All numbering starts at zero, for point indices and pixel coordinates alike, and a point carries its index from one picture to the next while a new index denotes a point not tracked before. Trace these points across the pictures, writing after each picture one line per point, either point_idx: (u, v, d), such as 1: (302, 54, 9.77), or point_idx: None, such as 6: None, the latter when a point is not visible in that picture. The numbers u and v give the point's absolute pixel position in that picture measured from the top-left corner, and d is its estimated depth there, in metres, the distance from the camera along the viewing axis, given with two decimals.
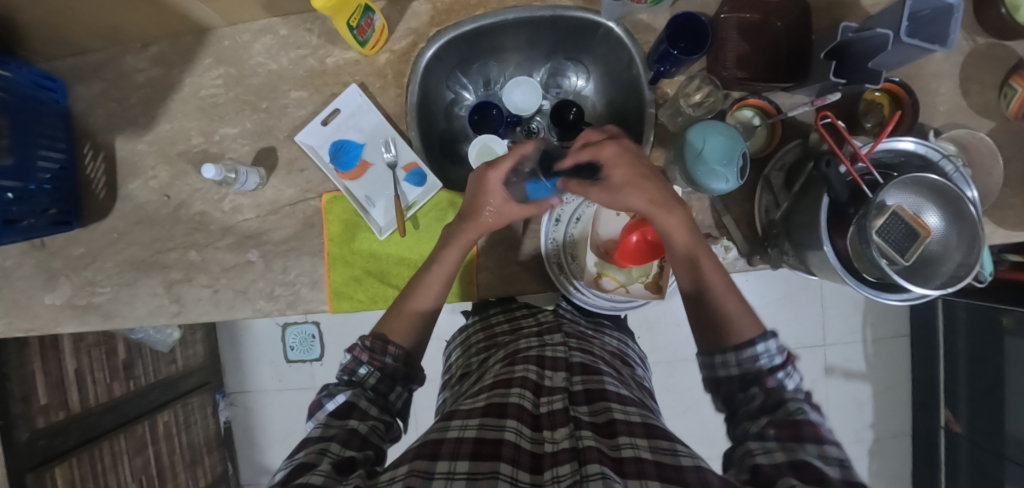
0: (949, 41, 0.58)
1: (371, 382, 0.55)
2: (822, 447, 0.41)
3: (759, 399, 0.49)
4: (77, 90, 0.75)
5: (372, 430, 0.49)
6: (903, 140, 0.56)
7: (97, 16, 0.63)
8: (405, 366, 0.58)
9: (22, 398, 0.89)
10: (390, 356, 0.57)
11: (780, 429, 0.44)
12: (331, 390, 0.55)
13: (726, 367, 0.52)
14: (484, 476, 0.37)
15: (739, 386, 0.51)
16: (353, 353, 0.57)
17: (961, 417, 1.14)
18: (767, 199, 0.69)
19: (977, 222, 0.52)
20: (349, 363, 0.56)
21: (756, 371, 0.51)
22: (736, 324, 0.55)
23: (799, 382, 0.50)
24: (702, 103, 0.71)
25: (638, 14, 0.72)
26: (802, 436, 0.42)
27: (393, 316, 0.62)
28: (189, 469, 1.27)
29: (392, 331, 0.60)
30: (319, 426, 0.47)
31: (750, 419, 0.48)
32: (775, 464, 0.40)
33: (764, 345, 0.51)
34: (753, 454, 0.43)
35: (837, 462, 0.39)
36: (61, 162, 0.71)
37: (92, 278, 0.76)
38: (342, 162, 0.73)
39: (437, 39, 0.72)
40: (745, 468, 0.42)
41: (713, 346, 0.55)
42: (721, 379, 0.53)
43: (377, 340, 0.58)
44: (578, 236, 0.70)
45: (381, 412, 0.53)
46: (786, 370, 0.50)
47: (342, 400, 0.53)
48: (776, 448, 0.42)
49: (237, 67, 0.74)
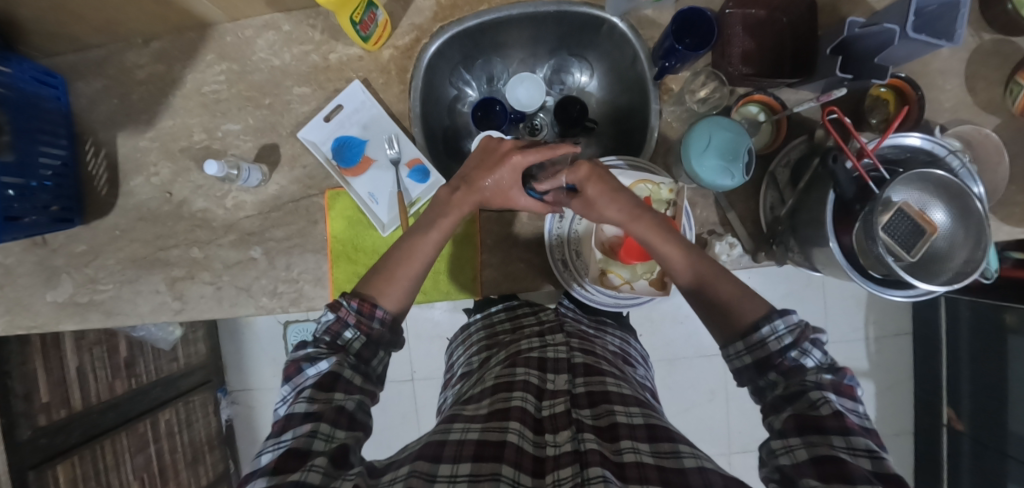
0: (956, 36, 0.57)
1: (356, 347, 0.53)
2: (848, 438, 0.41)
3: (781, 385, 0.49)
4: (78, 86, 0.75)
5: (360, 406, 0.48)
6: (909, 136, 0.56)
7: (99, 11, 0.63)
8: (390, 333, 0.56)
9: (24, 396, 0.89)
10: (378, 321, 0.55)
11: (800, 421, 0.44)
12: (310, 355, 0.50)
13: (739, 356, 0.53)
14: (486, 477, 0.36)
15: (757, 374, 0.51)
16: (336, 312, 0.53)
17: (963, 415, 1.14)
18: (772, 195, 0.69)
19: (984, 218, 0.51)
20: (333, 324, 0.52)
21: (767, 356, 0.50)
22: (741, 308, 0.54)
23: (822, 358, 0.49)
24: (708, 98, 0.71)
25: (643, 10, 0.71)
26: (825, 428, 0.42)
27: (382, 280, 0.57)
28: (191, 468, 1.27)
29: (382, 296, 0.56)
30: (304, 400, 0.45)
31: (772, 411, 0.48)
32: (796, 464, 0.42)
33: (770, 327, 0.51)
34: (776, 451, 0.44)
35: (866, 454, 0.40)
36: (62, 158, 0.71)
37: (94, 275, 0.75)
38: (345, 158, 0.72)
39: (441, 35, 0.72)
40: (773, 467, 0.44)
41: (723, 336, 0.55)
42: (741, 370, 0.53)
43: (366, 302, 0.54)
44: (582, 232, 0.69)
45: (365, 381, 0.51)
46: (801, 349, 0.49)
47: (325, 368, 0.49)
48: (798, 444, 0.43)
49: (240, 63, 0.74)
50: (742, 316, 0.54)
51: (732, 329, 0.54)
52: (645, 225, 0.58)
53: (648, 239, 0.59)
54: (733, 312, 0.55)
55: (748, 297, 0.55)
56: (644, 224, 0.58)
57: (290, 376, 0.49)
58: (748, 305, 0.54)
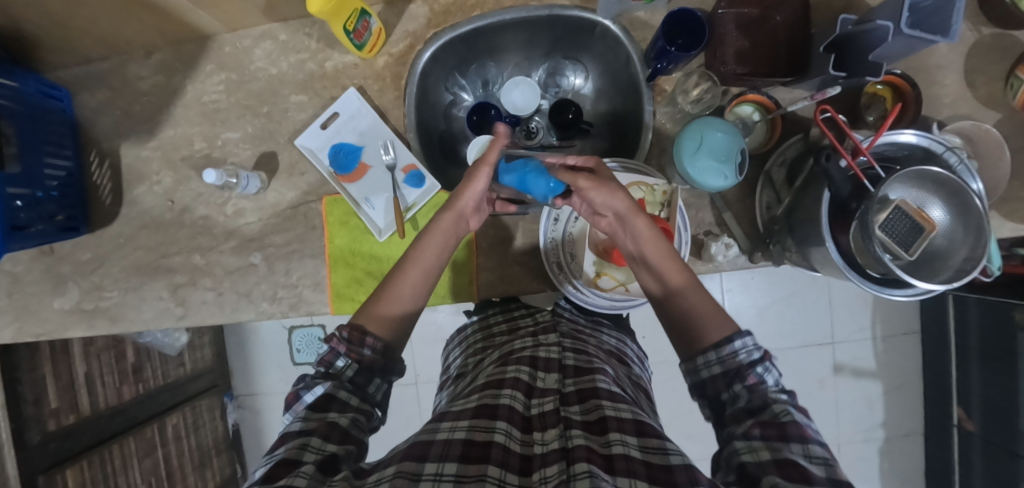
0: (953, 31, 0.56)
1: (349, 374, 0.52)
2: (807, 446, 0.40)
3: (744, 398, 0.47)
4: (83, 98, 0.76)
5: (353, 423, 0.47)
6: (904, 133, 0.55)
7: (102, 25, 0.65)
8: (383, 358, 0.55)
9: (32, 401, 0.91)
10: (369, 348, 0.54)
11: (765, 429, 0.42)
12: (307, 382, 0.51)
13: (708, 366, 0.51)
14: (472, 478, 0.36)
15: (723, 386, 0.50)
16: (329, 344, 0.53)
17: (974, 416, 1.11)
18: (768, 195, 0.69)
19: (983, 216, 0.50)
20: (325, 354, 0.53)
21: (737, 368, 0.49)
22: (707, 323, 0.55)
23: (780, 378, 0.49)
24: (700, 98, 0.71)
25: (635, 11, 0.71)
26: (788, 436, 0.41)
27: (369, 305, 0.59)
28: (198, 472, 1.28)
29: (369, 322, 0.57)
30: (299, 419, 0.45)
31: (736, 422, 0.46)
32: (760, 463, 0.39)
33: (741, 341, 0.50)
34: (739, 453, 0.42)
35: (821, 461, 0.39)
36: (68, 169, 0.73)
37: (99, 282, 0.77)
38: (341, 164, 0.73)
39: (434, 42, 0.73)
40: (733, 468, 0.41)
41: (689, 351, 0.54)
42: (706, 380, 0.51)
43: (355, 331, 0.54)
44: (577, 234, 0.69)
45: (362, 403, 0.51)
46: (765, 366, 0.49)
47: (320, 392, 0.49)
48: (761, 447, 0.41)
49: (239, 73, 0.75)
50: (708, 332, 0.54)
51: (694, 346, 0.54)
52: (644, 223, 0.58)
53: (644, 238, 0.59)
54: (700, 329, 0.55)
55: (716, 312, 0.55)
56: (643, 225, 0.58)
57: (289, 405, 0.50)
58: (716, 320, 0.54)
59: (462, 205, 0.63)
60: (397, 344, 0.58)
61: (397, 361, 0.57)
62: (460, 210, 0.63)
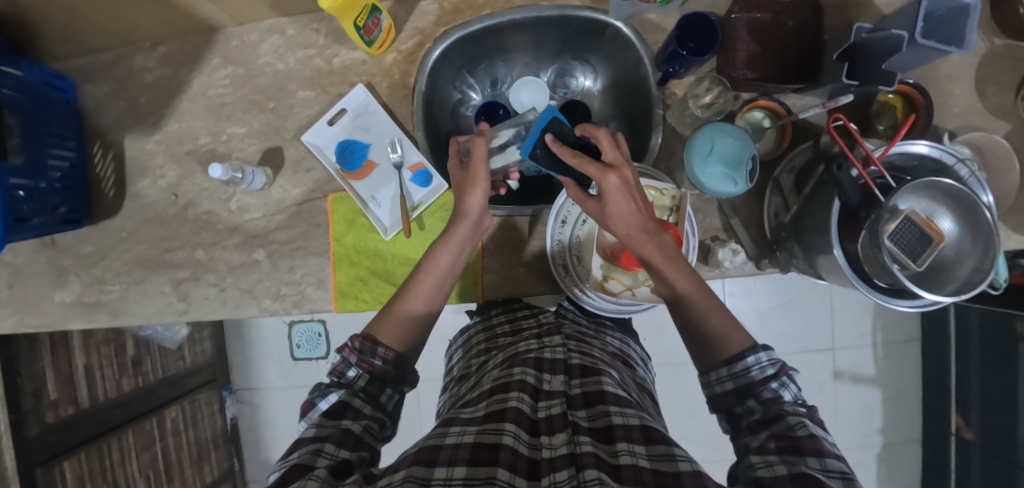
0: (966, 41, 0.56)
1: (361, 384, 0.52)
2: (823, 459, 0.40)
3: (758, 413, 0.48)
4: (87, 89, 0.76)
5: (366, 429, 0.47)
6: (917, 143, 0.55)
7: (107, 16, 0.64)
8: (394, 369, 0.54)
9: (31, 393, 0.91)
10: (380, 358, 0.54)
11: (779, 442, 0.43)
12: (321, 390, 0.52)
13: (721, 382, 0.52)
14: (481, 481, 0.36)
15: (735, 400, 0.50)
16: (341, 354, 0.54)
17: (973, 424, 1.11)
18: (776, 201, 0.68)
19: (993, 227, 0.50)
20: (337, 364, 0.53)
21: (749, 384, 0.50)
22: (723, 336, 0.54)
23: (796, 392, 0.49)
24: (712, 103, 0.70)
25: (647, 14, 0.71)
26: (802, 449, 0.41)
27: (381, 317, 0.58)
28: (196, 465, 1.28)
29: (381, 332, 0.56)
30: (312, 425, 0.46)
31: (751, 433, 0.47)
32: (775, 477, 0.39)
33: (754, 357, 0.50)
34: (755, 468, 0.41)
35: (838, 475, 0.38)
36: (71, 161, 0.72)
37: (101, 275, 0.76)
38: (348, 162, 0.73)
39: (444, 39, 0.72)
40: (748, 481, 0.41)
41: (704, 363, 0.54)
42: (719, 395, 0.52)
43: (367, 341, 0.54)
44: (584, 237, 0.69)
45: (375, 411, 0.51)
46: (780, 381, 0.49)
47: (334, 400, 0.50)
48: (777, 461, 0.41)
49: (245, 67, 0.74)
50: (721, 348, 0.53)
51: (713, 356, 0.54)
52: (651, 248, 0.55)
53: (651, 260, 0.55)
54: (714, 343, 0.54)
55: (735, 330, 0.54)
56: (649, 246, 0.55)
57: (305, 412, 0.51)
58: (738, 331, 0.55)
59: (472, 212, 0.61)
60: (412, 354, 0.57)
61: (410, 372, 0.56)
62: (474, 219, 0.61)
